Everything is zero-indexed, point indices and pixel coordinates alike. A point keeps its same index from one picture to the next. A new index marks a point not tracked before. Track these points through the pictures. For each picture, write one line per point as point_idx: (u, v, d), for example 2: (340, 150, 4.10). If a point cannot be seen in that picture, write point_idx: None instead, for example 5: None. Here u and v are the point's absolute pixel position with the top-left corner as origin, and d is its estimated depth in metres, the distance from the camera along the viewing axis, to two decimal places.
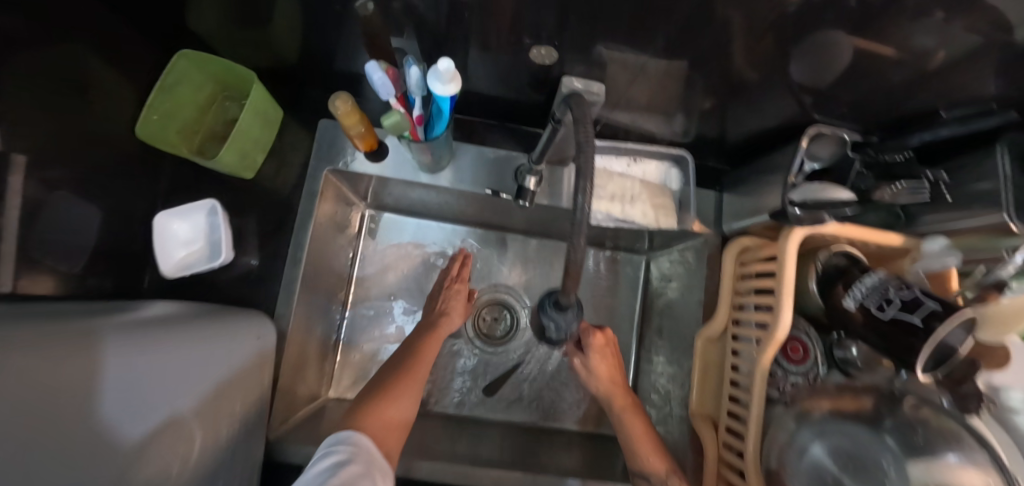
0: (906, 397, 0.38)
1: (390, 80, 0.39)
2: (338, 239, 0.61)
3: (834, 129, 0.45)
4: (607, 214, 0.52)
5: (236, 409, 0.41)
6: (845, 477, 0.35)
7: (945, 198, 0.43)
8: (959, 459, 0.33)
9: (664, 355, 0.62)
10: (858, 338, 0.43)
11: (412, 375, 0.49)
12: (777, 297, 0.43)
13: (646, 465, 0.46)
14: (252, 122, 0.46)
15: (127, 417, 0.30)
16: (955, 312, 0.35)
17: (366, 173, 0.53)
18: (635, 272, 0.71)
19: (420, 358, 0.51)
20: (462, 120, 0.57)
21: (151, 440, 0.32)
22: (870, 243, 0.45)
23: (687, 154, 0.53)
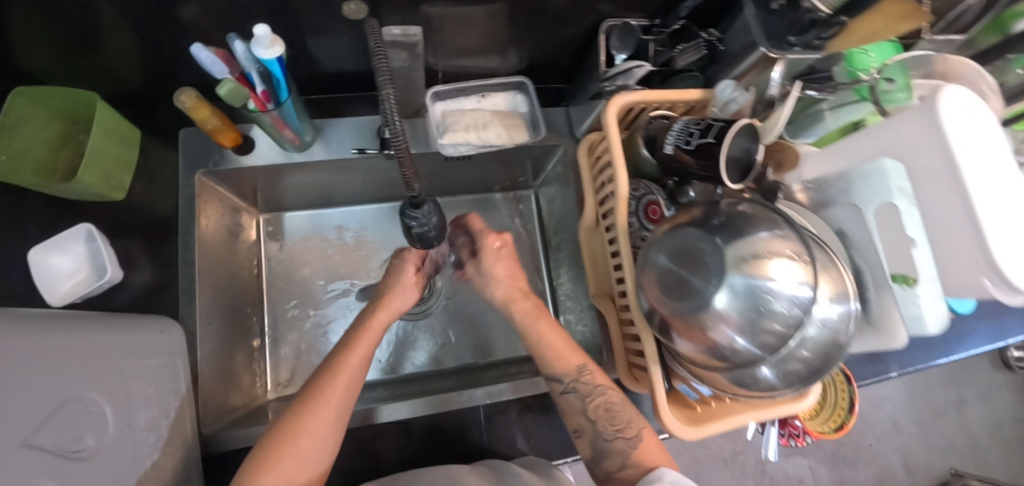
0: (724, 200, 0.46)
1: (219, 58, 0.42)
2: (236, 245, 0.64)
3: (620, 20, 0.54)
4: (468, 143, 0.57)
5: (153, 401, 0.42)
6: (681, 270, 0.42)
7: (721, 49, 0.54)
8: (765, 233, 0.41)
9: (566, 263, 0.69)
10: (690, 178, 0.51)
11: (336, 378, 0.46)
12: (614, 162, 0.51)
13: (561, 364, 0.50)
14: (106, 142, 0.47)
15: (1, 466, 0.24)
16: (733, 123, 0.44)
17: (242, 167, 0.56)
18: (529, 206, 0.79)
19: (343, 367, 0.47)
20: (320, 102, 0.62)
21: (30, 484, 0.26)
22: (677, 102, 0.53)
23: (524, 80, 0.60)
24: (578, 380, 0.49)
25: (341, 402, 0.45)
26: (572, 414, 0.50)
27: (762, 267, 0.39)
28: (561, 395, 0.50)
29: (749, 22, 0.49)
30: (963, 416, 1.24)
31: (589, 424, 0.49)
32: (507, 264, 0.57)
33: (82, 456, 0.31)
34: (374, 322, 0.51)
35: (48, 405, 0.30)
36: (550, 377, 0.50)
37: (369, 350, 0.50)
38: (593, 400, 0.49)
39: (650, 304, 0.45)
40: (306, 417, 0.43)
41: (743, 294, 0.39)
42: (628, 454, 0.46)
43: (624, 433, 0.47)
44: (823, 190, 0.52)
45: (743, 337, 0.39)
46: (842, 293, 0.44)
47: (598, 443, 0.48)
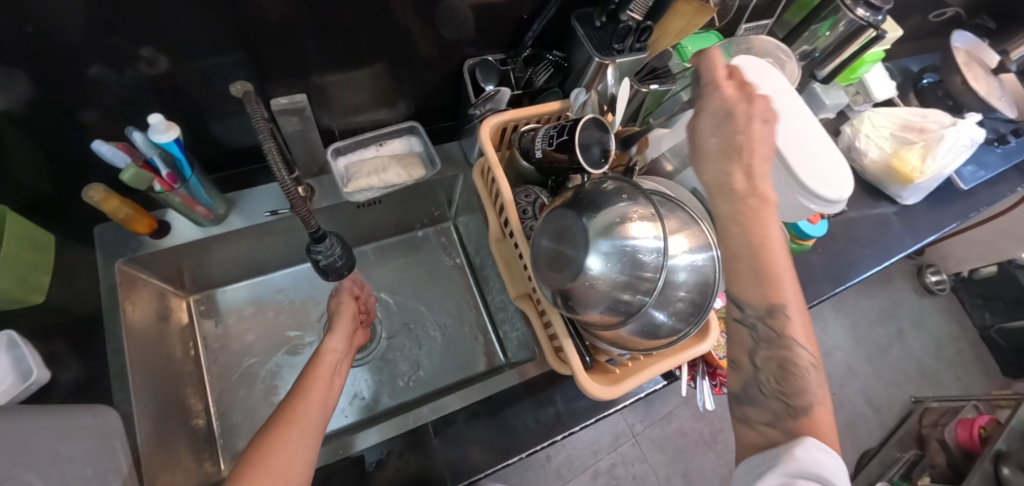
0: (588, 184, 0.53)
1: (121, 150, 0.47)
2: (168, 328, 0.65)
3: (479, 57, 0.63)
4: (371, 187, 0.63)
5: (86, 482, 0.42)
6: (561, 247, 0.48)
7: (570, 66, 0.63)
8: (622, 202, 0.48)
9: (492, 278, 0.74)
10: (565, 174, 0.59)
11: (302, 391, 0.49)
12: (496, 174, 0.58)
13: (763, 291, 0.38)
14: (20, 246, 0.50)
15: None
16: (578, 119, 0.52)
17: (160, 251, 0.60)
18: (453, 235, 0.84)
19: (308, 380, 0.50)
20: (231, 179, 0.67)
21: None
22: (541, 115, 0.61)
23: (414, 124, 0.68)
24: (769, 318, 0.39)
25: (313, 420, 0.46)
26: (738, 349, 0.42)
27: (622, 229, 0.46)
28: (731, 322, 0.41)
29: (581, 39, 0.60)
30: (906, 345, 1.32)
31: (750, 364, 0.41)
32: (754, 134, 0.37)
33: None
34: (324, 345, 0.56)
35: None
36: (744, 306, 0.40)
37: (329, 368, 0.53)
38: (774, 348, 0.39)
39: (546, 285, 0.50)
40: (283, 424, 0.44)
41: (609, 254, 0.45)
42: (785, 415, 0.38)
43: (789, 398, 0.38)
44: (676, 159, 0.61)
45: (623, 290, 0.45)
46: (703, 242, 0.51)
47: (751, 389, 0.41)
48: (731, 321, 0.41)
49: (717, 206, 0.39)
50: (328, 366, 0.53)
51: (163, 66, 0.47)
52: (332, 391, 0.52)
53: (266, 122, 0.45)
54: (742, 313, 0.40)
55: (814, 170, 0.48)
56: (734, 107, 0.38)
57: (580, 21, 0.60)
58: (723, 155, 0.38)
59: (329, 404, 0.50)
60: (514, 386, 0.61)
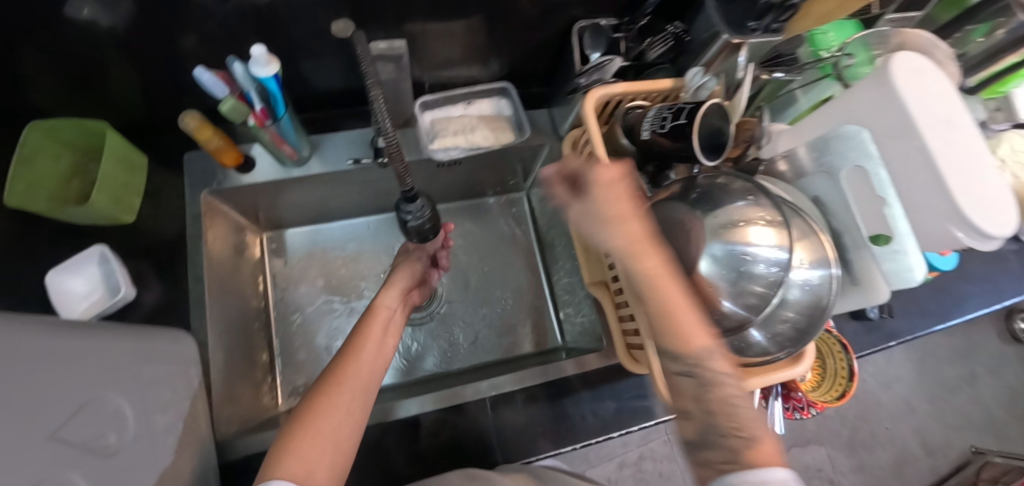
0: (702, 176, 0.47)
1: (221, 79, 0.45)
2: (241, 262, 0.66)
3: (592, 20, 0.58)
4: (457, 146, 0.61)
5: (168, 405, 0.43)
6: (665, 242, 0.44)
7: (689, 41, 0.57)
8: (742, 203, 0.43)
9: (561, 259, 0.71)
10: (669, 162, 0.54)
11: (352, 352, 0.48)
12: (595, 152, 0.54)
13: (689, 334, 0.33)
14: (113, 166, 0.51)
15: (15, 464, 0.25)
16: (701, 104, 0.47)
17: (242, 186, 0.60)
18: (523, 208, 0.81)
19: (359, 341, 0.49)
20: (317, 119, 0.66)
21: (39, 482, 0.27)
22: (651, 93, 0.56)
23: (506, 85, 0.65)
24: (699, 367, 0.33)
25: (363, 379, 0.46)
26: (680, 401, 0.34)
27: (744, 233, 0.41)
28: (668, 375, 0.35)
29: (709, 12, 0.53)
30: (977, 391, 1.24)
31: (699, 411, 0.33)
32: (613, 213, 0.36)
33: (97, 455, 0.33)
34: (376, 305, 0.54)
35: (50, 415, 0.30)
36: (669, 356, 0.34)
37: (381, 329, 0.52)
38: (705, 385, 0.33)
39: (639, 279, 0.47)
40: (331, 389, 0.43)
41: (722, 259, 0.41)
42: (745, 449, 0.31)
43: (744, 431, 0.31)
44: (795, 159, 0.55)
45: (730, 301, 0.41)
46: (822, 257, 0.46)
47: (709, 435, 0.32)
48: (668, 369, 0.34)
49: (628, 269, 0.35)
50: (380, 325, 0.52)
51: None
52: (384, 349, 0.50)
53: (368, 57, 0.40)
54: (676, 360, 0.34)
55: (971, 196, 0.40)
56: (614, 182, 0.38)
57: None
58: (604, 223, 0.36)
59: (380, 368, 0.48)
60: (574, 376, 0.59)
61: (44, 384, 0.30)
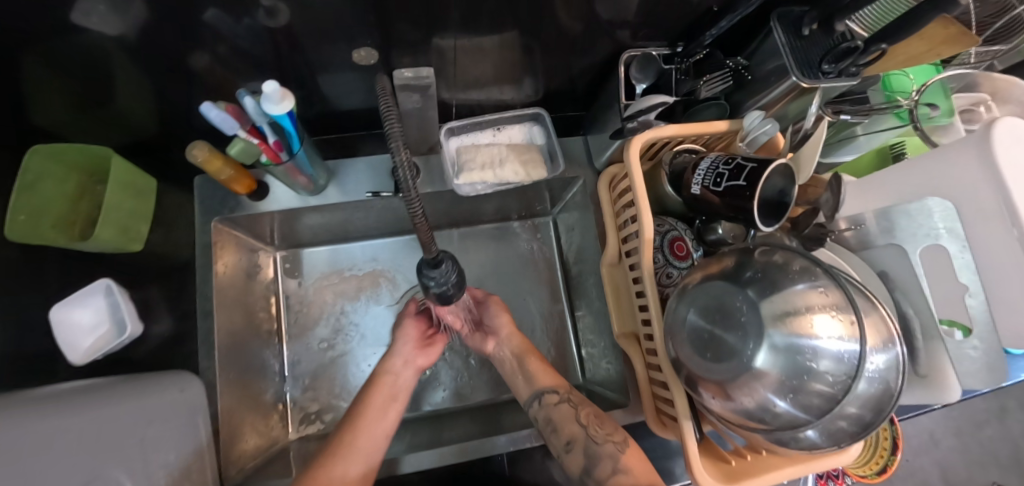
0: (758, 249, 0.43)
1: (229, 115, 0.41)
2: (253, 286, 0.63)
3: (642, 50, 0.52)
4: (485, 181, 0.56)
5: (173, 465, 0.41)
6: (716, 328, 0.40)
7: (748, 77, 0.52)
8: (804, 286, 0.38)
9: (588, 296, 0.67)
10: (718, 217, 0.49)
11: (354, 424, 0.49)
12: (637, 204, 0.49)
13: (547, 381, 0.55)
14: (119, 196, 0.48)
15: None
16: (766, 164, 0.42)
17: (257, 213, 0.57)
18: (549, 233, 0.77)
19: (363, 410, 0.50)
20: (339, 140, 0.62)
21: None
22: (704, 135, 0.51)
23: (540, 111, 0.59)
24: (568, 395, 0.53)
25: (365, 449, 0.47)
26: (565, 422, 0.50)
27: (807, 325, 0.36)
28: (552, 404, 0.53)
29: (777, 48, 0.47)
30: (1005, 427, 1.20)
31: (581, 428, 0.50)
32: (503, 329, 0.60)
33: None
34: (382, 370, 0.55)
35: None
36: (546, 391, 0.54)
37: (386, 397, 0.52)
38: (579, 404, 0.52)
39: (678, 356, 0.43)
40: (331, 465, 0.45)
41: (784, 352, 0.36)
42: (618, 457, 0.47)
43: (613, 436, 0.49)
44: (863, 231, 0.49)
45: (786, 401, 0.37)
46: (891, 344, 0.41)
47: (590, 448, 0.49)
48: (547, 408, 0.53)
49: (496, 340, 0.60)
50: (383, 391, 0.52)
51: (283, 19, 0.38)
52: (388, 418, 0.51)
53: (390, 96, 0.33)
54: (538, 400, 0.53)
55: None
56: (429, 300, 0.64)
57: (786, 24, 0.47)
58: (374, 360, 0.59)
59: (385, 438, 0.49)
60: None
61: None
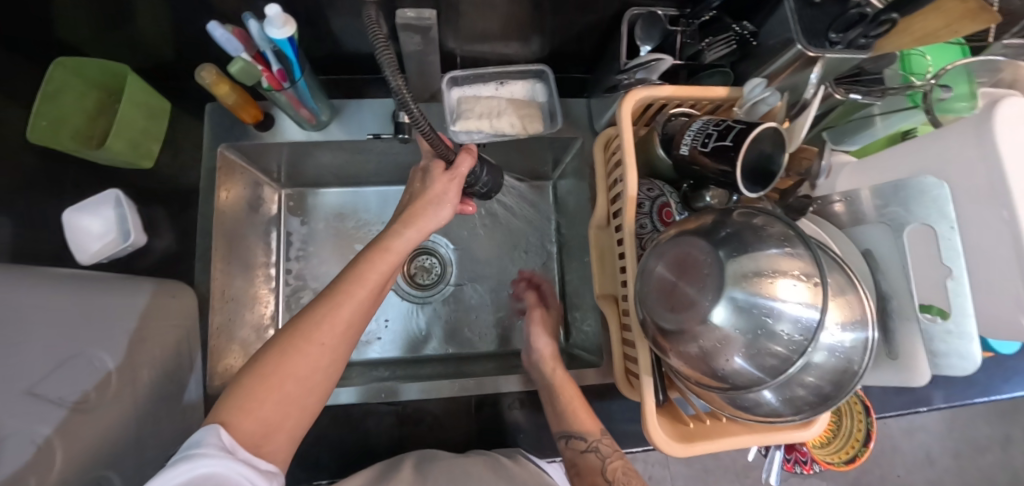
0: (738, 211, 0.43)
1: (234, 36, 0.42)
2: (256, 218, 0.66)
3: (646, 9, 0.51)
4: (481, 131, 0.56)
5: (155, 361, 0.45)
6: (681, 281, 0.40)
7: (755, 45, 0.50)
8: (775, 249, 0.38)
9: (577, 262, 0.67)
10: (707, 182, 0.49)
11: (342, 303, 0.41)
12: (625, 162, 0.48)
13: (582, 423, 0.49)
14: (133, 113, 0.51)
15: None
16: (754, 125, 0.41)
17: (262, 143, 0.59)
18: (547, 197, 0.76)
19: (349, 294, 0.41)
20: (344, 81, 0.63)
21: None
22: (702, 100, 0.50)
23: (544, 68, 0.59)
24: (601, 444, 0.48)
25: (339, 335, 0.40)
26: (590, 474, 0.47)
27: (770, 286, 0.37)
28: (580, 453, 0.48)
29: (784, 17, 0.46)
30: (1008, 456, 1.16)
31: (603, 483, 0.46)
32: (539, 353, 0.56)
33: (74, 410, 0.37)
34: (387, 254, 0.45)
35: (16, 381, 0.33)
36: (574, 434, 0.49)
37: (372, 290, 0.43)
38: (612, 460, 0.47)
39: (646, 313, 0.43)
40: (303, 339, 0.39)
41: (745, 309, 0.37)
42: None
43: None
44: (856, 204, 0.47)
45: (742, 358, 0.38)
46: (861, 318, 0.40)
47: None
48: (574, 450, 0.49)
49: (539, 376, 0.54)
50: (368, 287, 0.43)
51: None
52: (356, 326, 0.42)
53: (386, 45, 0.33)
54: (564, 439, 0.49)
55: None
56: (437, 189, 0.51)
57: None
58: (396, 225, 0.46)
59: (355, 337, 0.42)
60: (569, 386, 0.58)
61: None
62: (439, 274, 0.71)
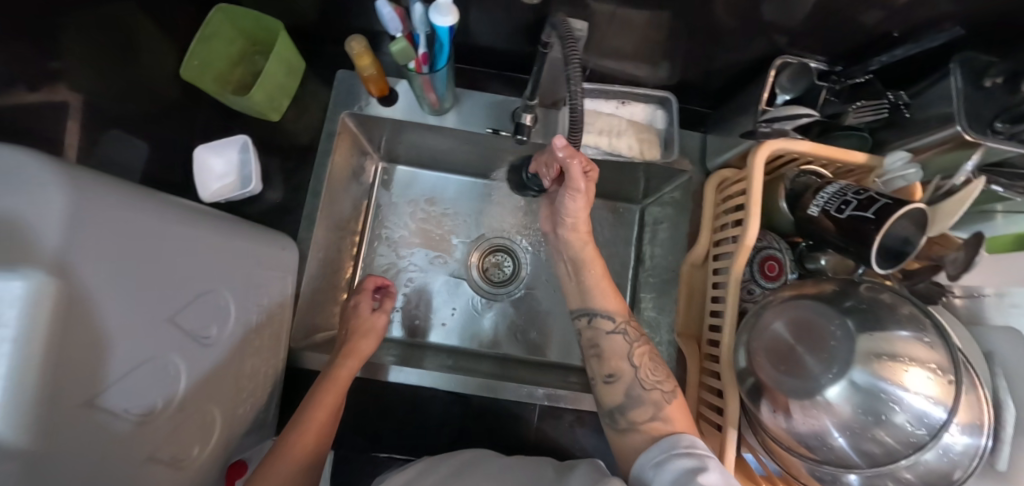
0: (864, 283, 0.42)
1: (398, 16, 0.44)
2: (354, 185, 0.67)
3: (799, 59, 0.50)
4: (597, 147, 0.56)
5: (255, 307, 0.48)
6: (799, 345, 0.39)
7: (906, 116, 0.49)
8: (907, 334, 0.37)
9: (654, 293, 0.66)
10: (826, 245, 0.47)
11: (304, 431, 0.46)
12: (748, 209, 0.48)
13: (608, 306, 0.51)
14: (277, 68, 0.53)
15: (114, 362, 0.31)
16: (904, 203, 0.40)
17: (380, 116, 0.60)
18: (630, 221, 0.74)
19: (307, 424, 0.46)
20: (466, 70, 0.64)
21: (130, 370, 0.33)
22: (836, 162, 0.49)
23: (669, 96, 0.58)
24: (627, 326, 0.51)
25: (305, 461, 0.45)
26: (614, 357, 0.50)
27: (898, 373, 0.36)
28: (606, 334, 0.50)
29: (948, 95, 0.44)
30: None
31: (630, 369, 0.49)
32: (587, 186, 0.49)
33: (200, 342, 0.40)
34: (338, 382, 0.49)
35: (167, 304, 0.36)
36: (600, 314, 0.51)
37: (330, 416, 0.48)
38: (636, 346, 0.50)
39: (747, 364, 0.42)
40: (275, 470, 0.43)
41: (864, 392, 0.36)
42: (662, 406, 0.47)
43: (662, 386, 0.48)
44: (978, 302, 0.46)
45: (845, 438, 0.37)
46: (978, 424, 0.38)
47: (633, 390, 0.48)
48: (597, 330, 0.51)
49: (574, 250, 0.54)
50: (325, 415, 0.47)
51: None
52: (318, 446, 0.47)
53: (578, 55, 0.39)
54: (589, 319, 0.52)
55: None
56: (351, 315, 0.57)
57: (970, 71, 0.44)
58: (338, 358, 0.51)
59: (320, 457, 0.47)
60: None
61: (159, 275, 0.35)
62: (513, 274, 0.71)
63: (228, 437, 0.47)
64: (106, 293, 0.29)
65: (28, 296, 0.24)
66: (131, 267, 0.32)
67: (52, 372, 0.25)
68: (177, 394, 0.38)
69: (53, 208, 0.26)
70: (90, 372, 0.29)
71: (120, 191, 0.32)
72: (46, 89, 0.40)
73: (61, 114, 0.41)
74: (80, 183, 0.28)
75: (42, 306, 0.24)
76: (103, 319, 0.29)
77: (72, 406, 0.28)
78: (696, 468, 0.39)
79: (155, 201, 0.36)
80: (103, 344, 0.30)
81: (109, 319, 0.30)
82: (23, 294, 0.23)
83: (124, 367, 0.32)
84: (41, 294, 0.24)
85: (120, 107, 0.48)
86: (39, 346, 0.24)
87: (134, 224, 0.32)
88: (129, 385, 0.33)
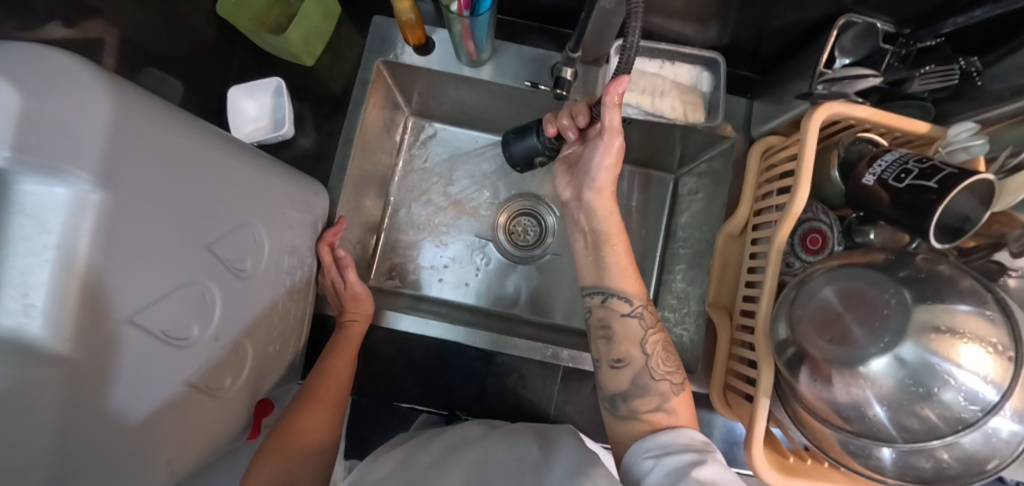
0: (921, 254, 0.40)
1: None
2: (386, 138, 0.66)
3: (867, 19, 0.47)
4: (638, 107, 0.55)
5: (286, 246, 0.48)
6: (847, 314, 0.38)
7: (976, 84, 0.46)
8: (968, 308, 0.36)
9: (684, 264, 0.65)
10: (878, 218, 0.45)
11: (323, 383, 0.49)
12: (796, 177, 0.45)
13: (627, 288, 0.49)
14: (313, 10, 0.52)
15: (156, 283, 0.31)
16: (970, 174, 0.37)
17: (415, 65, 0.59)
18: (663, 191, 0.72)
19: (324, 378, 0.49)
20: (506, 22, 0.62)
21: (172, 292, 0.33)
22: (897, 131, 0.46)
23: (718, 57, 0.55)
24: (644, 309, 0.49)
25: (326, 413, 0.48)
26: (626, 341, 0.48)
27: (952, 348, 0.34)
28: (620, 317, 0.49)
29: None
30: None
31: (640, 355, 0.48)
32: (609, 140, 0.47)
33: (235, 274, 0.40)
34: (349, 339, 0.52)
35: (207, 231, 0.36)
36: (617, 295, 0.50)
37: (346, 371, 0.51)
38: (652, 333, 0.49)
39: (788, 334, 0.41)
40: (300, 420, 0.46)
41: (913, 367, 0.35)
42: (668, 398, 0.46)
43: (671, 377, 0.47)
44: None
45: (885, 409, 0.36)
46: None
47: (641, 378, 0.47)
48: (610, 311, 0.50)
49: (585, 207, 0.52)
50: (342, 370, 0.50)
51: None
52: (338, 397, 0.50)
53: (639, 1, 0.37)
54: (602, 298, 0.50)
55: None
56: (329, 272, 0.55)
57: None
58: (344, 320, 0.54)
59: (341, 410, 0.50)
60: None
61: (200, 199, 0.34)
62: (538, 236, 0.70)
63: (259, 374, 0.48)
64: (149, 211, 0.29)
65: (74, 203, 0.23)
66: (173, 187, 0.31)
67: (96, 284, 0.25)
68: (215, 322, 0.38)
69: (101, 115, 0.25)
70: (132, 289, 0.29)
71: (161, 108, 0.32)
72: (83, 24, 0.40)
73: (100, 48, 0.41)
74: (125, 93, 0.27)
75: (85, 215, 0.24)
76: (145, 238, 0.29)
77: (120, 321, 0.28)
78: (696, 462, 0.39)
79: (194, 124, 0.35)
80: (145, 263, 0.30)
81: (152, 238, 0.30)
82: (71, 201, 0.23)
83: (166, 288, 0.32)
84: (84, 203, 0.24)
85: (158, 45, 0.47)
86: (85, 255, 0.24)
87: (176, 143, 0.32)
88: (170, 309, 0.33)
